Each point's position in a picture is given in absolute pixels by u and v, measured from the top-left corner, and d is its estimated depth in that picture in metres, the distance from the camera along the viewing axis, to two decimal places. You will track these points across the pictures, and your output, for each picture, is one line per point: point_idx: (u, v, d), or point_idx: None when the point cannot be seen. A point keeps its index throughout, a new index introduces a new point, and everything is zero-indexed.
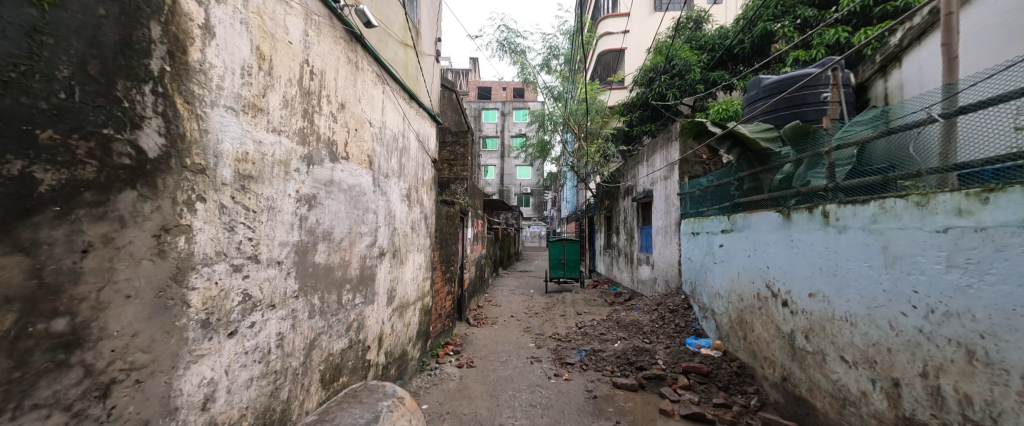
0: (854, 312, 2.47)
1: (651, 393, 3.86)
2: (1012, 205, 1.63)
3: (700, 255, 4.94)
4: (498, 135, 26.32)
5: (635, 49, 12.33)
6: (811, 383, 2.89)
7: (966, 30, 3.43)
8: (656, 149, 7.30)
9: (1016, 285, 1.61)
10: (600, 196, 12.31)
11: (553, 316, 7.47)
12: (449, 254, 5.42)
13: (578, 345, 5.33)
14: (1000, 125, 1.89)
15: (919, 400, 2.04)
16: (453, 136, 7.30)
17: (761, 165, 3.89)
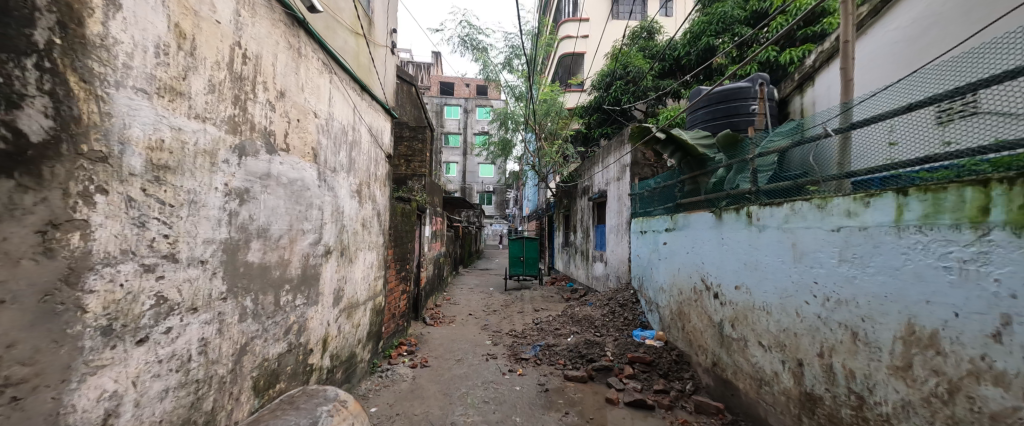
0: (769, 302, 2.77)
1: (599, 383, 4.05)
2: (885, 207, 1.91)
3: (647, 252, 5.24)
4: (460, 132, 25.98)
5: (593, 53, 12.78)
6: (736, 367, 3.19)
7: (862, 56, 3.95)
8: (610, 151, 7.62)
9: (888, 275, 1.89)
10: (559, 195, 12.60)
11: (511, 313, 7.55)
12: (404, 251, 5.27)
13: (533, 341, 5.45)
14: (881, 139, 2.20)
15: (817, 376, 2.33)
16: (411, 131, 7.09)
17: (699, 169, 4.19)
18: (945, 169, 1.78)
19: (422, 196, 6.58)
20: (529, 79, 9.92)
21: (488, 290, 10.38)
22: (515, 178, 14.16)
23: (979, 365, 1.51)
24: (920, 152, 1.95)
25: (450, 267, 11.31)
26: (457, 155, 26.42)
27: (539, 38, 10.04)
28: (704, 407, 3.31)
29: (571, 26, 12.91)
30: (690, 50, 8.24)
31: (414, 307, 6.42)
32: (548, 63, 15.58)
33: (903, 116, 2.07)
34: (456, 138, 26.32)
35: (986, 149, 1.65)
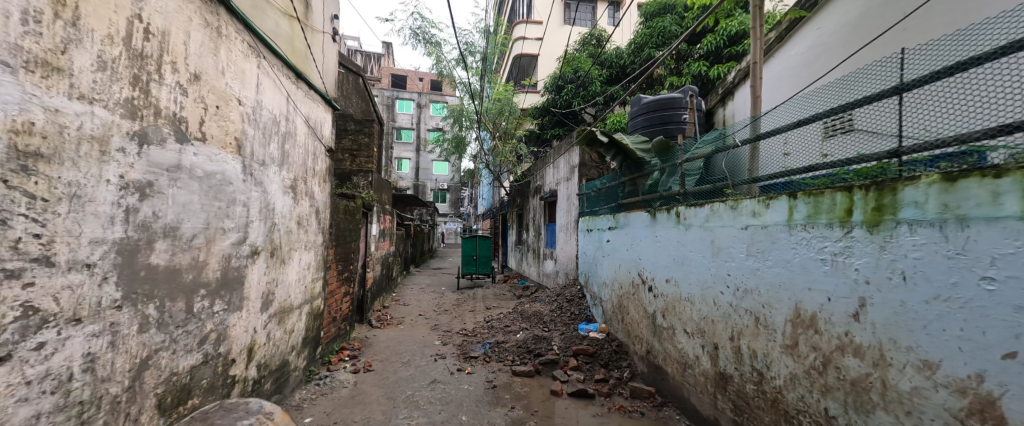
0: (693, 293, 3.04)
1: (545, 377, 4.17)
2: (781, 208, 2.19)
3: (593, 249, 5.49)
4: (412, 127, 25.16)
5: (547, 56, 13.10)
6: (665, 354, 3.46)
7: (772, 76, 4.65)
8: (560, 152, 7.84)
9: (782, 267, 2.17)
10: (512, 194, 12.70)
11: (462, 312, 7.49)
12: (348, 251, 4.98)
13: (483, 339, 5.46)
14: (780, 149, 2.51)
15: (728, 357, 2.61)
16: (356, 124, 6.20)
17: (638, 172, 4.47)
18: (825, 177, 2.08)
19: (370, 193, 6.24)
20: (483, 77, 9.86)
21: (439, 290, 10.18)
22: (468, 176, 14.00)
23: (843, 341, 1.79)
24: (807, 161, 2.25)
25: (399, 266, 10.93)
26: (409, 152, 25.58)
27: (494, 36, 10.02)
28: (638, 393, 3.55)
29: (524, 27, 13.08)
30: (634, 60, 8.80)
31: (358, 310, 6.10)
32: (503, 63, 15.65)
33: (797, 129, 2.38)
34: (408, 133, 25.41)
35: (851, 161, 1.95)
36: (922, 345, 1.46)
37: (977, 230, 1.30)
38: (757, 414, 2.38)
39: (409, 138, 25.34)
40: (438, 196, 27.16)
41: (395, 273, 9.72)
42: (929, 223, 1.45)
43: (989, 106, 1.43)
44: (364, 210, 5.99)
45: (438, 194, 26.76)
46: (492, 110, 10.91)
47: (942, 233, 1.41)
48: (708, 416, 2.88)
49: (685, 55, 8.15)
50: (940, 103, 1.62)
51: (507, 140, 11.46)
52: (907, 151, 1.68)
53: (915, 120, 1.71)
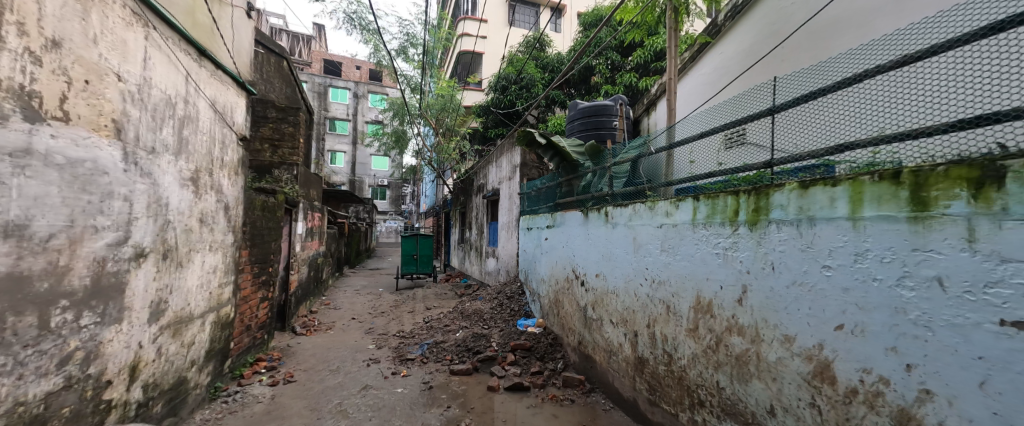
0: (617, 286, 3.29)
1: (483, 373, 4.19)
2: (687, 210, 2.46)
3: (532, 247, 5.63)
4: (348, 118, 23.47)
5: (491, 55, 13.16)
6: (594, 343, 3.69)
7: (683, 91, 5.25)
8: (503, 151, 7.90)
9: (687, 261, 2.44)
10: (455, 192, 12.48)
11: (400, 313, 7.20)
12: (269, 252, 4.48)
13: (421, 340, 5.31)
14: (688, 157, 2.81)
15: (645, 343, 2.87)
16: (278, 111, 5.52)
17: (572, 173, 4.66)
18: (719, 183, 2.38)
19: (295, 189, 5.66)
20: (423, 70, 9.51)
21: (376, 291, 9.65)
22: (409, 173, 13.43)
23: (731, 322, 2.07)
24: (706, 169, 2.55)
25: (331, 267, 10.13)
26: (344, 144, 23.69)
27: (438, 30, 9.71)
28: (569, 382, 3.73)
29: (469, 24, 12.98)
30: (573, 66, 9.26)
31: (279, 316, 5.53)
32: (448, 59, 15.36)
33: (698, 141, 2.68)
34: (343, 125, 23.64)
35: (738, 169, 2.26)
36: (784, 323, 1.75)
37: (821, 228, 1.59)
38: (667, 392, 2.65)
39: (344, 129, 23.57)
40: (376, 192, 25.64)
41: (326, 274, 9.03)
42: (791, 222, 1.73)
43: (833, 128, 1.77)
44: (287, 207, 5.41)
45: (375, 190, 25.26)
46: (434, 106, 10.58)
47: (799, 230, 1.70)
48: (629, 398, 3.14)
49: (619, 66, 8.88)
50: (800, 124, 1.96)
51: (451, 137, 11.22)
52: (777, 162, 2.00)
53: (784, 137, 2.04)
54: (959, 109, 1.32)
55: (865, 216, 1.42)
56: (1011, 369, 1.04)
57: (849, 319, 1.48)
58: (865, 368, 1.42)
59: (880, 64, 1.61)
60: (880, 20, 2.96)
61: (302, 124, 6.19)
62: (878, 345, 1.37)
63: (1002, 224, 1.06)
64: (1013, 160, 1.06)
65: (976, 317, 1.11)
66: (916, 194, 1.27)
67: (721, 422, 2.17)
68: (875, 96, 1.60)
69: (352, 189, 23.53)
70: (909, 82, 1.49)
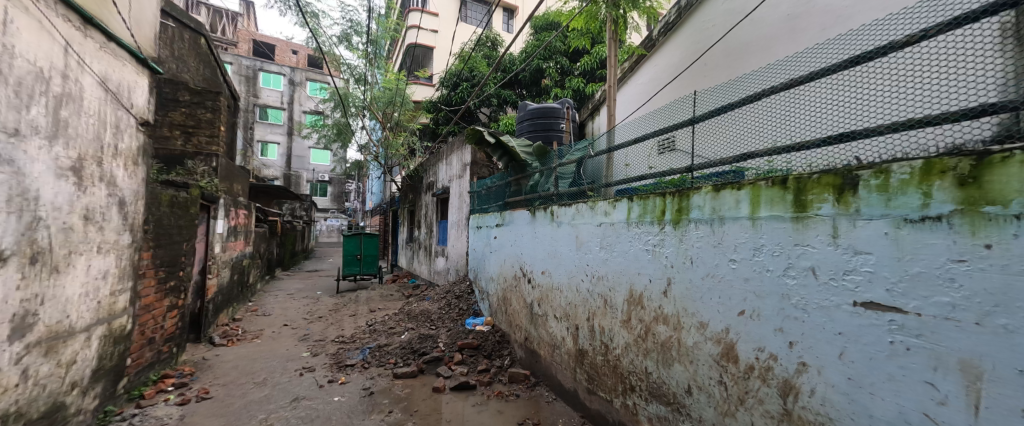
0: (562, 282, 3.41)
1: (429, 375, 4.12)
2: (623, 209, 2.63)
3: (481, 245, 5.60)
4: (281, 106, 21.54)
5: (441, 50, 12.91)
6: (539, 338, 3.79)
7: (623, 99, 5.59)
8: (453, 149, 7.76)
9: (622, 257, 2.60)
10: (403, 190, 11.97)
11: (341, 317, 6.80)
12: (178, 255, 3.95)
13: (364, 344, 5.06)
14: (624, 160, 2.98)
15: (586, 336, 3.02)
16: (193, 94, 4.98)
17: (520, 173, 4.71)
18: (650, 185, 2.56)
19: (214, 182, 5.03)
20: (367, 60, 9.02)
21: (313, 295, 8.99)
22: (352, 169, 12.67)
23: (658, 312, 2.26)
24: (638, 171, 2.73)
25: (260, 270, 9.25)
26: (277, 135, 21.70)
27: (385, 19, 9.30)
28: (515, 378, 3.81)
29: (418, 16, 12.60)
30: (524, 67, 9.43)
31: (194, 326, 4.93)
32: (395, 50, 14.77)
33: (631, 145, 2.87)
34: (277, 114, 21.65)
35: (664, 173, 2.44)
36: (700, 311, 1.96)
37: (729, 227, 1.80)
38: (603, 380, 2.81)
39: (277, 119, 21.59)
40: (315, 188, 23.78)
41: (253, 277, 8.23)
42: (707, 221, 1.93)
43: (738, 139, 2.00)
44: (205, 204, 4.82)
45: (313, 186, 23.40)
46: (380, 99, 10.11)
47: (712, 228, 1.90)
48: (570, 388, 3.28)
49: (568, 71, 9.26)
50: (713, 134, 2.18)
51: (399, 132, 10.79)
52: (697, 167, 2.20)
53: (702, 144, 2.25)
54: (831, 127, 1.56)
55: (762, 216, 1.64)
56: (860, 341, 1.28)
57: (748, 306, 1.69)
58: (759, 347, 1.64)
59: (774, 86, 1.85)
60: (784, 44, 3.38)
61: (225, 110, 5.54)
62: (770, 327, 1.59)
63: (856, 223, 1.30)
64: (864, 171, 1.28)
65: (838, 299, 1.35)
66: (798, 197, 1.49)
67: (649, 404, 2.36)
68: (773, 112, 1.84)
69: (285, 184, 21.63)
70: (796, 103, 1.74)
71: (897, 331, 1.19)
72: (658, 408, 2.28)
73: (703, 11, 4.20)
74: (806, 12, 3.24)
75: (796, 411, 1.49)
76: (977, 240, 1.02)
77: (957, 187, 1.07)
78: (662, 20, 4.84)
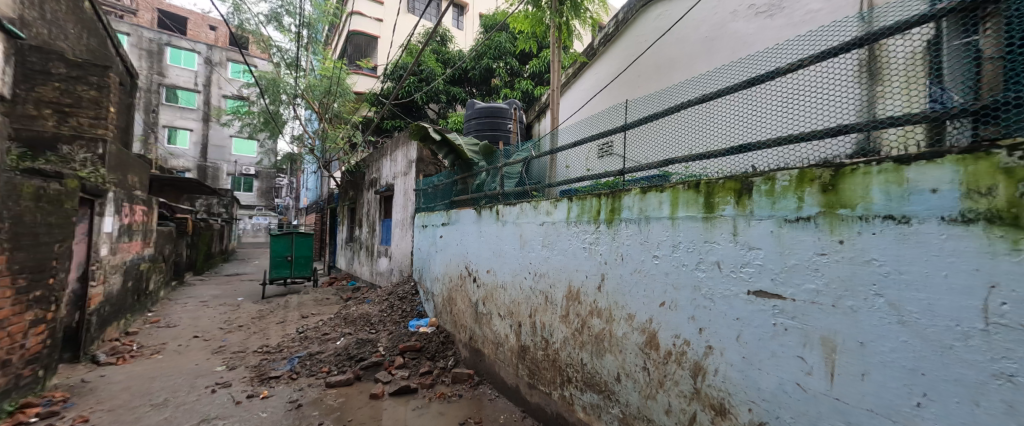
0: (505, 280, 3.46)
1: (366, 382, 3.95)
2: (563, 209, 2.74)
3: (426, 245, 5.47)
4: (196, 89, 19.15)
5: (386, 40, 12.38)
6: (484, 337, 3.81)
7: (566, 104, 5.80)
8: (397, 145, 7.47)
9: (562, 254, 2.71)
10: (342, 186, 11.25)
11: (267, 325, 6.24)
12: (45, 260, 3.33)
13: (293, 353, 4.70)
14: (566, 161, 3.09)
15: (528, 332, 3.09)
16: (71, 67, 4.23)
17: (467, 171, 4.68)
18: (588, 186, 2.69)
19: (98, 173, 4.31)
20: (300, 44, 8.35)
21: (233, 301, 8.10)
22: (282, 162, 11.61)
23: (593, 307, 2.40)
24: (578, 173, 2.86)
25: (165, 275, 8.12)
26: (191, 120, 19.27)
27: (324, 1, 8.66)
28: (458, 378, 3.79)
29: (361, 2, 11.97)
30: (473, 65, 9.39)
31: (71, 343, 4.19)
32: (335, 37, 13.89)
33: (570, 148, 2.98)
34: (189, 96, 19.19)
35: (601, 175, 2.58)
36: (628, 303, 2.11)
37: (654, 225, 1.96)
38: (543, 374, 2.91)
39: (189, 103, 19.09)
40: (243, 183, 21.34)
41: (155, 284, 7.19)
42: (636, 221, 2.09)
43: (662, 145, 2.17)
44: (85, 198, 4.14)
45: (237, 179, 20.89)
46: (315, 88, 9.40)
47: (640, 227, 2.06)
48: (512, 384, 3.34)
49: (518, 72, 9.36)
50: (642, 140, 2.35)
51: (337, 124, 10.12)
52: (628, 170, 2.35)
53: (633, 149, 2.41)
54: (733, 138, 1.77)
55: (680, 216, 1.81)
56: (752, 324, 1.48)
57: (668, 297, 1.86)
58: (676, 334, 1.81)
59: (692, 98, 2.04)
60: (704, 63, 3.74)
61: (116, 87, 4.83)
62: (684, 315, 1.77)
63: (750, 222, 1.49)
64: (757, 178, 1.48)
65: (736, 289, 1.54)
66: (708, 200, 1.68)
67: (584, 393, 2.49)
68: (691, 122, 2.03)
69: (200, 178, 19.20)
70: (707, 115, 1.93)
71: (779, 315, 1.39)
72: (592, 397, 2.42)
73: (637, 26, 4.49)
74: (722, 35, 3.61)
75: (703, 389, 1.67)
76: (834, 236, 1.24)
77: (821, 193, 1.28)
78: (601, 31, 5.10)
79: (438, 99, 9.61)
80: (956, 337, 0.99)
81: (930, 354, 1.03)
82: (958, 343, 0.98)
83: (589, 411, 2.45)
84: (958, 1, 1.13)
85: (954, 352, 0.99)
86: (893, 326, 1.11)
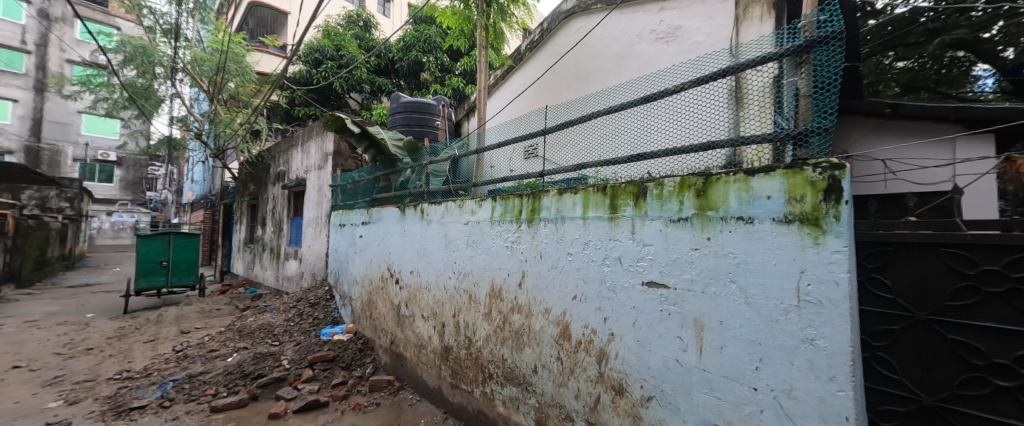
0: (429, 281, 3.40)
1: (264, 401, 3.55)
2: (487, 208, 2.79)
3: (344, 246, 5.09)
4: (28, 49, 15.15)
5: (299, 18, 11.21)
6: (405, 340, 3.69)
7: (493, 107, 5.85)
8: (311, 135, 6.83)
9: (486, 253, 2.76)
10: (242, 180, 9.92)
11: (130, 346, 5.23)
12: None
13: (165, 377, 4.01)
14: (492, 162, 3.14)
15: (452, 332, 3.08)
16: None
17: (390, 167, 4.46)
18: (512, 187, 2.77)
19: None
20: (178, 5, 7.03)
21: (81, 319, 6.62)
22: (157, 148, 9.80)
23: (513, 303, 2.48)
24: (502, 173, 2.92)
25: None
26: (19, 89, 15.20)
27: None
28: (377, 385, 3.62)
29: None
30: (401, 56, 8.98)
31: None
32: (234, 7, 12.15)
33: (495, 148, 3.04)
34: (13, 57, 14.98)
35: (523, 176, 2.68)
36: (545, 298, 2.24)
37: (569, 225, 2.10)
38: (465, 373, 2.92)
39: (14, 65, 14.98)
40: (99, 171, 17.76)
41: None
42: (553, 220, 2.21)
43: (579, 151, 2.33)
44: None
45: (88, 166, 17.13)
46: (203, 62, 8.07)
47: (556, 226, 2.19)
48: (434, 387, 3.30)
49: (448, 69, 9.19)
50: (559, 144, 2.50)
51: (234, 107, 8.86)
52: (548, 173, 2.48)
53: (553, 152, 2.54)
54: (635, 147, 1.99)
55: (590, 216, 1.98)
56: (645, 312, 1.68)
57: (579, 291, 2.01)
58: (585, 324, 1.97)
59: (603, 108, 2.23)
60: (616, 78, 4.08)
61: None
62: (592, 307, 1.93)
63: (644, 221, 1.70)
64: (651, 183, 1.68)
65: (632, 281, 1.74)
66: (613, 202, 1.86)
67: (503, 388, 2.57)
68: (602, 130, 2.21)
69: (30, 162, 15.22)
70: (614, 124, 2.14)
71: (665, 302, 1.60)
72: (511, 391, 2.50)
73: (560, 37, 4.73)
74: (632, 54, 3.98)
75: (606, 373, 1.85)
76: (704, 234, 1.47)
77: (695, 198, 1.51)
78: (529, 38, 5.28)
79: (362, 89, 8.99)
80: (780, 312, 1.25)
81: (764, 328, 1.29)
82: (781, 317, 1.25)
83: (508, 404, 2.53)
84: (792, 45, 1.44)
85: (778, 325, 1.26)
86: (741, 306, 1.36)
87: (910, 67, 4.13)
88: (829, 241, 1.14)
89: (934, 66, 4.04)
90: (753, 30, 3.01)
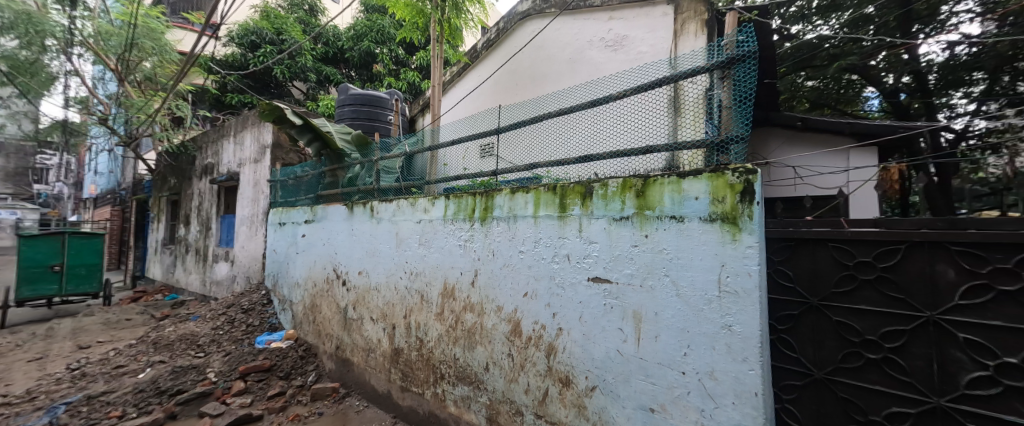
0: (379, 281, 3.28)
1: (185, 419, 3.22)
2: (440, 206, 2.75)
3: (285, 246, 4.75)
4: None
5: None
6: (352, 344, 3.54)
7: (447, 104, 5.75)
8: (246, 125, 6.28)
9: (438, 252, 2.73)
10: (162, 172, 8.88)
11: (9, 367, 4.47)
12: None
13: (57, 401, 3.48)
14: (445, 160, 3.10)
15: (402, 334, 3.00)
16: None
17: (337, 163, 4.24)
18: (465, 185, 2.76)
19: None
20: None
21: None
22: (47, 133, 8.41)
23: (466, 302, 2.48)
24: (456, 172, 2.90)
25: None
26: None
27: None
28: (319, 394, 3.44)
29: None
30: (352, 46, 8.56)
31: None
32: None
33: (448, 146, 3.00)
34: None
35: (476, 175, 2.67)
36: (497, 296, 2.26)
37: (520, 223, 2.14)
38: (416, 375, 2.87)
39: None
40: None
41: None
42: (505, 219, 2.24)
43: (531, 151, 2.38)
44: None
45: None
46: (109, 37, 7.03)
47: (509, 225, 2.22)
48: (383, 391, 3.20)
49: (403, 62, 8.90)
50: (512, 144, 2.53)
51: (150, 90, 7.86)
52: (501, 173, 2.51)
53: (506, 152, 2.56)
54: (583, 149, 2.07)
55: (541, 215, 2.03)
56: (590, 306, 1.76)
57: (530, 289, 2.06)
58: (535, 320, 2.02)
59: (554, 109, 2.29)
60: (569, 81, 4.20)
61: None
62: (542, 304, 1.98)
63: (591, 221, 1.78)
64: (598, 184, 1.77)
65: (578, 277, 1.81)
66: (562, 201, 1.92)
67: (455, 388, 2.56)
68: (553, 131, 2.27)
69: None
70: (564, 126, 2.21)
71: (608, 296, 1.69)
72: (463, 390, 2.49)
73: (515, 37, 4.77)
74: (583, 59, 4.13)
75: (554, 366, 1.91)
76: (642, 232, 1.58)
77: (635, 197, 1.61)
78: (485, 37, 5.27)
79: (308, 78, 8.43)
80: (703, 301, 1.38)
81: (692, 316, 1.41)
82: (705, 306, 1.38)
83: (459, 404, 2.53)
84: (719, 60, 1.58)
85: (703, 313, 1.38)
86: (673, 298, 1.47)
87: (817, 86, 4.72)
88: (744, 237, 1.29)
89: (835, 87, 4.65)
90: (689, 44, 3.26)
